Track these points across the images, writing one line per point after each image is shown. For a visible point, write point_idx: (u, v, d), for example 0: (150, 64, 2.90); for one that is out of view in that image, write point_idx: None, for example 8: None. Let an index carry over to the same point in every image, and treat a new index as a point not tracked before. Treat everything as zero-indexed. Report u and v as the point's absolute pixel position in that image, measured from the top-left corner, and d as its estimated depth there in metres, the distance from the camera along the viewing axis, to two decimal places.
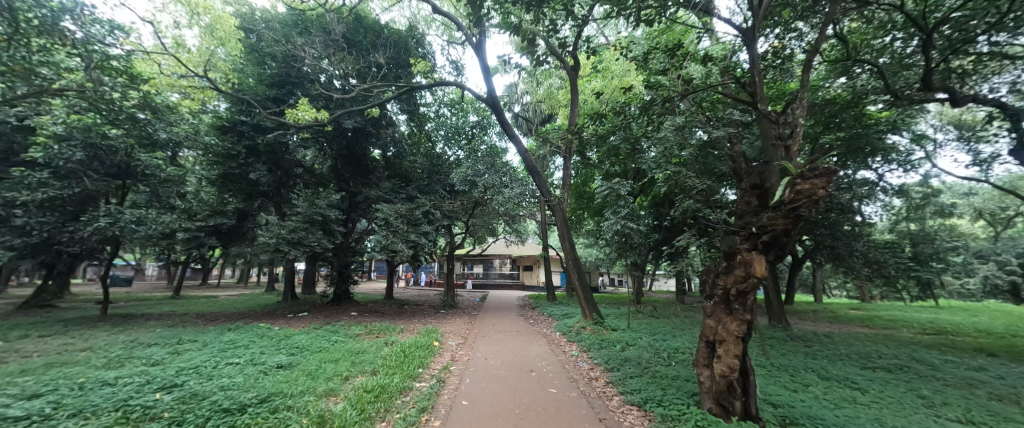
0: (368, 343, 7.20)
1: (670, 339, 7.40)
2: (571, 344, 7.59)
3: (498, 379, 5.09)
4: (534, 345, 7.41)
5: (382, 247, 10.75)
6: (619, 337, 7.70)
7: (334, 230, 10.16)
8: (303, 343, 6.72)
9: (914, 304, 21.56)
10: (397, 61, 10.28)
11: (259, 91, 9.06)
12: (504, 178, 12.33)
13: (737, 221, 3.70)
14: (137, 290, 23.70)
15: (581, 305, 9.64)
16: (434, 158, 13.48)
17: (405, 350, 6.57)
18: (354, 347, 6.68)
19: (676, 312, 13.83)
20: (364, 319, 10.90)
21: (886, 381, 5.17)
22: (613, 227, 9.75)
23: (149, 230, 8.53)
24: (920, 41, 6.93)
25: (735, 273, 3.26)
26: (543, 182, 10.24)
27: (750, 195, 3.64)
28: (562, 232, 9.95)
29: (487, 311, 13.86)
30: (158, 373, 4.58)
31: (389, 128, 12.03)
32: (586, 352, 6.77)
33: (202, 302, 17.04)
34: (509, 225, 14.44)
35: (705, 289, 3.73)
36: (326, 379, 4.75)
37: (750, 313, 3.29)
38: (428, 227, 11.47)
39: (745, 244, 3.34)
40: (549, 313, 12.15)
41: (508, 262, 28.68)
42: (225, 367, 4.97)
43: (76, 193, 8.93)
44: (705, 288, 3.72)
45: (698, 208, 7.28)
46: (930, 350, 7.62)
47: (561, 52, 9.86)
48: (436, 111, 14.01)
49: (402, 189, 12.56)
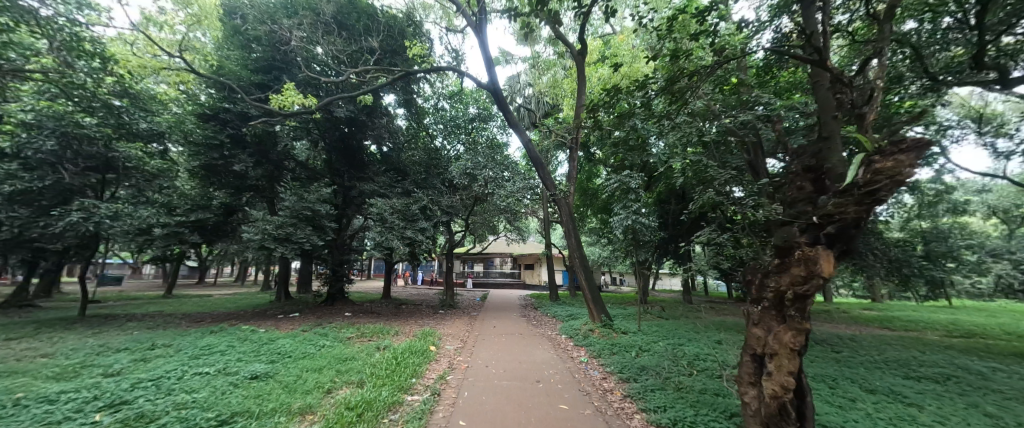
0: (358, 348, 6.59)
1: (687, 344, 6.82)
2: (579, 349, 6.99)
3: (500, 392, 4.51)
4: (538, 350, 6.82)
5: (377, 244, 10.15)
6: (630, 341, 7.12)
7: (325, 226, 9.57)
8: (287, 348, 6.12)
9: (926, 304, 20.98)
10: (393, 48, 9.67)
11: (243, 76, 8.43)
12: (504, 173, 11.73)
13: (787, 211, 3.09)
14: (132, 290, 22.76)
15: (588, 306, 9.04)
16: (433, 152, 12.87)
17: (398, 356, 5.97)
18: (343, 353, 6.09)
19: (686, 312, 13.23)
20: (357, 321, 10.29)
21: (939, 395, 4.57)
22: (622, 222, 9.14)
23: (125, 225, 7.95)
24: (961, 18, 6.35)
25: (790, 272, 2.66)
26: (548, 175, 9.61)
27: (803, 179, 3.03)
28: (569, 228, 9.34)
29: (488, 312, 13.28)
30: (111, 386, 4.00)
31: (384, 119, 11.43)
32: (596, 359, 6.19)
33: (192, 302, 16.49)
34: (510, 221, 13.86)
35: (747, 291, 3.12)
36: (304, 392, 4.17)
37: (809, 321, 2.68)
38: (426, 223, 10.88)
39: (804, 236, 2.73)
40: (553, 314, 11.56)
41: (508, 261, 28.17)
42: (191, 379, 4.38)
43: (50, 186, 8.31)
44: (748, 289, 3.11)
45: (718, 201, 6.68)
46: (969, 356, 7.00)
47: (567, 36, 9.28)
48: (435, 104, 13.42)
49: (398, 184, 11.96)
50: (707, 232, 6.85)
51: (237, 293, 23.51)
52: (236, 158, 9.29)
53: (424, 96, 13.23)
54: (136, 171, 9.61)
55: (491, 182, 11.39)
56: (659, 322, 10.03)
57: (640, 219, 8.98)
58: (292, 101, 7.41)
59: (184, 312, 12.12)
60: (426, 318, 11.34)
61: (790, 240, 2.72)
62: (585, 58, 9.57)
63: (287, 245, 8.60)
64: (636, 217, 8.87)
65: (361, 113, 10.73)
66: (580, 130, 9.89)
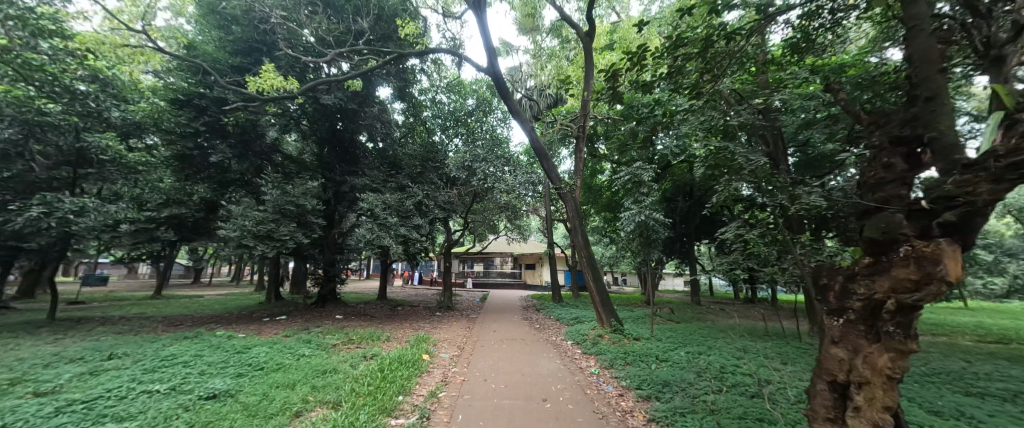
0: (341, 357, 5.91)
1: (709, 353, 6.12)
2: (587, 358, 6.31)
3: (501, 414, 3.84)
4: (542, 359, 6.15)
5: (367, 242, 9.42)
6: (644, 349, 6.43)
7: (311, 223, 8.86)
8: (262, 358, 5.46)
9: (939, 305, 20.27)
10: (385, 32, 8.95)
11: (218, 58, 7.71)
12: (505, 167, 10.99)
13: (872, 194, 2.41)
14: (122, 290, 22.18)
15: (596, 310, 8.35)
16: (430, 145, 12.18)
17: (385, 367, 5.28)
18: (322, 364, 5.41)
19: (697, 315, 12.56)
20: (348, 324, 9.63)
21: (1016, 418, 3.90)
22: (634, 218, 8.45)
23: (92, 221, 7.13)
24: None
25: (891, 275, 1.96)
26: (552, 166, 8.90)
27: (891, 155, 2.38)
28: (574, 224, 8.64)
29: (487, 314, 12.60)
30: (29, 411, 3.33)
31: (375, 108, 10.74)
32: (608, 370, 5.51)
33: (182, 302, 15.88)
34: (511, 218, 13.17)
35: (820, 297, 2.43)
36: (266, 417, 3.48)
37: (914, 339, 2.00)
38: (421, 220, 10.16)
39: (909, 227, 2.03)
40: (557, 316, 10.86)
41: (509, 261, 27.50)
42: (133, 401, 3.71)
43: (11, 178, 7.51)
44: (821, 294, 2.41)
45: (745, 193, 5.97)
46: (1021, 366, 6.28)
47: (572, 17, 8.61)
48: (432, 97, 12.92)
49: (392, 178, 11.22)
50: (731, 227, 6.16)
51: (230, 293, 22.94)
52: (213, 148, 8.50)
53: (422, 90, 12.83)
54: (111, 163, 8.94)
55: (490, 177, 10.65)
56: (670, 326, 9.34)
57: (654, 215, 8.27)
58: (272, 83, 6.71)
59: (166, 315, 11.45)
60: (422, 321, 10.66)
61: (891, 232, 2.02)
62: (592, 41, 8.88)
63: (268, 242, 7.90)
64: (649, 213, 8.22)
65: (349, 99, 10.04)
66: (588, 120, 9.20)
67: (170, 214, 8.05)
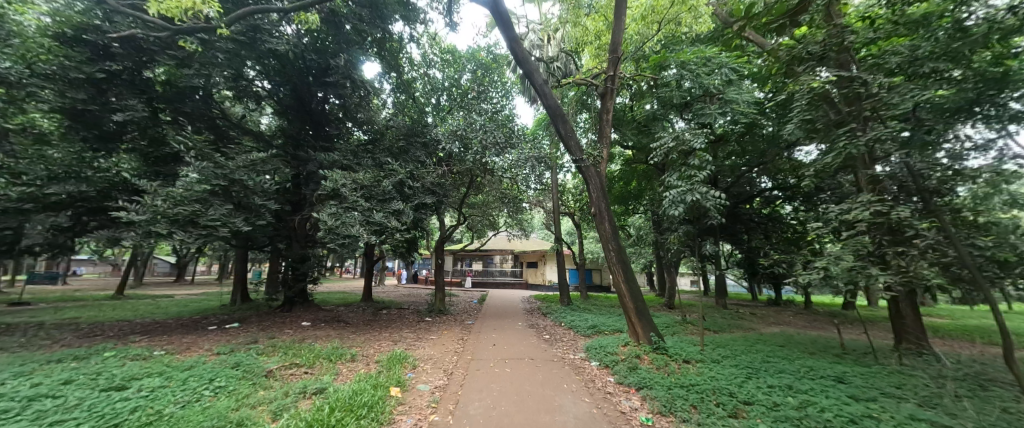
0: (267, 397, 3.95)
1: (810, 391, 4.16)
2: (629, 394, 4.38)
3: None
4: (566, 397, 4.22)
5: (330, 230, 7.35)
6: (707, 381, 4.51)
7: (257, 206, 6.89)
8: (132, 404, 3.47)
9: (982, 306, 18.31)
10: None
11: None
12: (507, 141, 9.08)
13: None
14: (90, 289, 20.40)
15: (627, 318, 6.41)
16: (418, 120, 10.27)
17: (321, 420, 3.27)
18: (222, 415, 3.37)
19: (733, 322, 10.65)
20: (310, 335, 7.70)
21: None
22: (682, 197, 5.97)
23: None
24: None
25: None
26: (570, 129, 6.89)
27: None
28: (599, 207, 6.63)
29: (486, 320, 10.66)
30: None
31: (342, 59, 8.87)
32: (672, 423, 3.56)
33: (137, 304, 13.89)
34: (514, 207, 11.23)
35: None
36: None
37: None
38: (401, 205, 8.17)
39: None
40: (571, 324, 8.95)
41: (509, 259, 25.58)
42: None
43: None
44: None
45: (886, 144, 4.38)
46: None
47: None
48: (425, 70, 11.22)
49: (370, 154, 9.24)
50: (859, 204, 4.21)
51: (205, 293, 21.01)
52: (123, 105, 6.39)
53: (411, 61, 10.97)
54: None
55: (489, 152, 8.75)
56: (713, 339, 7.41)
57: (711, 192, 5.87)
58: (178, 3, 4.70)
59: (99, 320, 9.44)
60: (405, 330, 8.71)
61: None
62: None
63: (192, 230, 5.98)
64: (705, 190, 5.84)
65: (306, 44, 8.27)
66: (618, 75, 7.16)
67: (59, 192, 6.06)
